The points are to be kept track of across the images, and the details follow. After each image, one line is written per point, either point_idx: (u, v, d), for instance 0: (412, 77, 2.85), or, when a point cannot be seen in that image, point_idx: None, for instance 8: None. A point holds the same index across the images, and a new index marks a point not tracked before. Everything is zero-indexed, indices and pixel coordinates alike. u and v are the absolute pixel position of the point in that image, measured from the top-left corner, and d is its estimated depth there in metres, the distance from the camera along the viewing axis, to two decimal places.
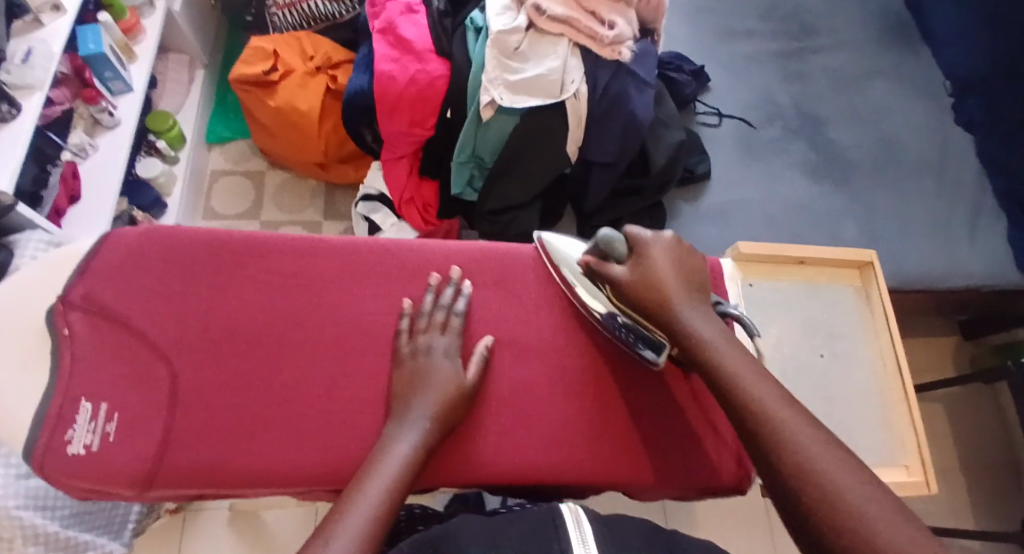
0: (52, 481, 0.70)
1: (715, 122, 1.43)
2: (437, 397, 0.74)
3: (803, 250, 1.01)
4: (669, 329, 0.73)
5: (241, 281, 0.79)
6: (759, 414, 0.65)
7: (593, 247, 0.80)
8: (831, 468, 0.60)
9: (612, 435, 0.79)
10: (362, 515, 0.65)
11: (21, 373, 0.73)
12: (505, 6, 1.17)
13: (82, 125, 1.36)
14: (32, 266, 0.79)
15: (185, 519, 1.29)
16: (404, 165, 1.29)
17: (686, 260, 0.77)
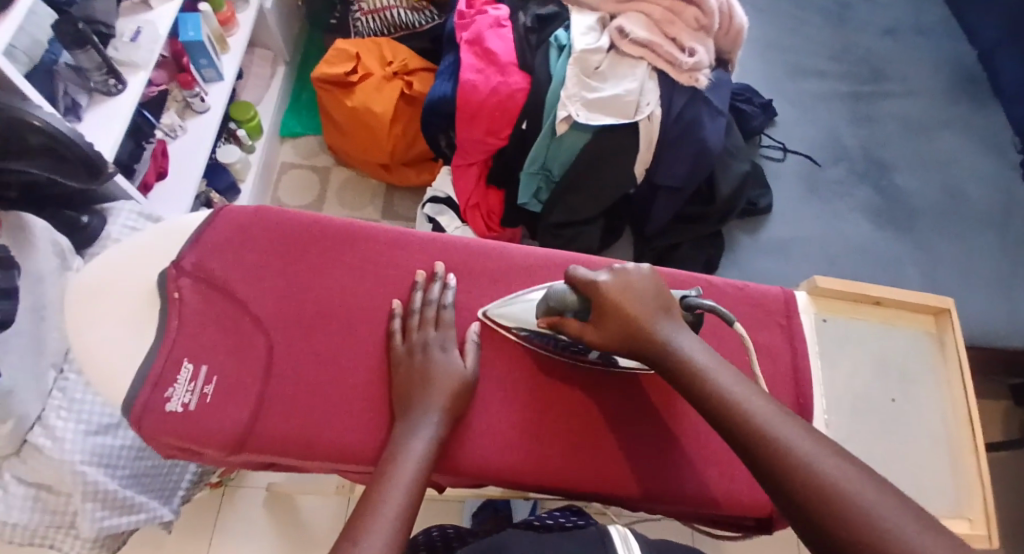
0: (148, 436, 0.71)
1: (779, 156, 1.43)
2: (443, 396, 0.72)
3: (879, 290, 1.01)
4: (648, 359, 0.69)
5: (329, 265, 0.80)
6: (780, 450, 0.59)
7: (545, 304, 0.74)
8: (854, 480, 0.56)
9: (630, 445, 0.76)
10: (388, 527, 0.63)
11: (135, 331, 0.74)
12: (589, 27, 1.21)
13: (174, 107, 1.43)
14: (148, 233, 0.81)
15: (224, 495, 1.33)
16: (473, 171, 1.33)
17: (644, 283, 0.72)
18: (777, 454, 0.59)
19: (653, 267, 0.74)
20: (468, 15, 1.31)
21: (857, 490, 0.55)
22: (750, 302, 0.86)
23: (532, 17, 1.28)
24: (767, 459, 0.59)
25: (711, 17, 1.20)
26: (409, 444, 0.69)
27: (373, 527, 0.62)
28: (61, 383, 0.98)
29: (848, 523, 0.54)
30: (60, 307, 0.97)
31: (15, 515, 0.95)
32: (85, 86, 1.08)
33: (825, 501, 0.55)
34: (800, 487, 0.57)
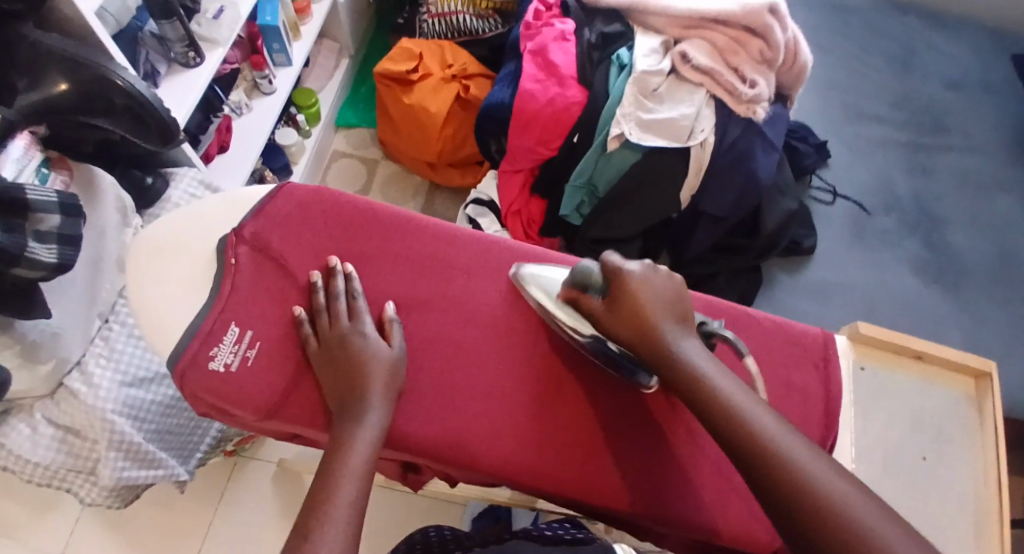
0: (191, 390, 0.74)
1: (829, 200, 1.43)
2: (376, 385, 0.72)
3: (923, 344, 1.01)
4: (658, 364, 0.69)
5: (376, 253, 0.82)
6: (791, 471, 0.59)
7: (570, 277, 0.76)
8: (855, 498, 0.57)
9: (622, 461, 0.76)
10: (345, 511, 0.64)
11: (192, 291, 0.78)
12: (652, 49, 1.22)
13: (242, 86, 1.50)
14: (214, 199, 0.84)
15: (235, 466, 1.36)
16: (519, 178, 1.35)
17: (670, 288, 0.73)
18: (786, 475, 0.59)
19: (681, 277, 0.76)
20: (536, 26, 1.33)
21: (872, 521, 0.55)
22: (785, 338, 0.82)
23: (598, 33, 1.29)
24: (773, 478, 0.59)
25: (776, 51, 1.20)
26: (357, 431, 0.69)
27: (332, 512, 0.63)
28: (105, 333, 1.01)
29: (856, 550, 0.54)
30: (117, 260, 1.02)
31: (39, 453, 0.96)
32: (166, 55, 1.14)
33: (839, 529, 0.55)
34: (808, 511, 0.57)
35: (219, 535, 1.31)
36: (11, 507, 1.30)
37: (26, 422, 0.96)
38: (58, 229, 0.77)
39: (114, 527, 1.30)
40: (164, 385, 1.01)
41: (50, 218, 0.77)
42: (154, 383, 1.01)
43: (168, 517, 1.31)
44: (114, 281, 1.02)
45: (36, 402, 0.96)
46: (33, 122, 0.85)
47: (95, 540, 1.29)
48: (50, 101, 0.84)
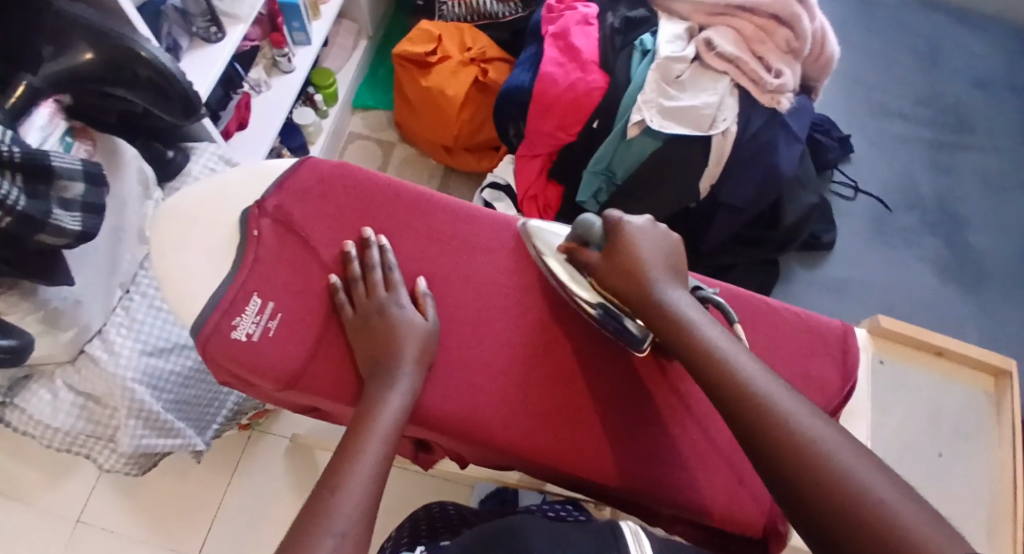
0: (212, 359, 0.74)
1: (850, 195, 1.47)
2: (409, 354, 0.72)
3: (944, 342, 1.16)
4: (643, 311, 0.69)
5: (398, 229, 0.82)
6: (767, 412, 0.56)
7: (571, 232, 0.78)
8: (869, 474, 0.51)
9: (642, 443, 0.75)
10: (366, 475, 0.64)
11: (214, 262, 0.78)
12: (675, 35, 1.20)
13: (262, 63, 1.50)
14: (237, 171, 0.85)
15: (249, 438, 1.38)
16: (537, 164, 1.34)
17: (664, 243, 0.73)
18: (764, 419, 0.56)
19: (679, 238, 0.75)
20: (558, 9, 1.32)
21: (852, 467, 0.51)
22: (807, 329, 0.81)
23: (621, 18, 1.27)
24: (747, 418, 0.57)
25: (803, 41, 1.18)
26: (386, 397, 0.69)
27: (354, 473, 0.64)
28: (125, 303, 1.02)
29: (830, 491, 0.51)
30: (136, 232, 1.03)
31: (60, 419, 0.97)
32: (188, 30, 1.14)
33: (810, 469, 0.52)
34: (781, 452, 0.54)
35: (231, 506, 1.33)
36: (26, 473, 1.32)
37: (47, 388, 0.97)
38: (82, 198, 0.78)
39: (125, 498, 1.32)
40: (183, 356, 1.03)
41: (74, 186, 0.77)
42: (174, 353, 1.02)
43: (180, 487, 1.33)
44: (135, 254, 1.03)
45: (57, 369, 0.98)
46: (57, 91, 0.84)
47: (109, 507, 1.31)
48: (75, 70, 0.83)
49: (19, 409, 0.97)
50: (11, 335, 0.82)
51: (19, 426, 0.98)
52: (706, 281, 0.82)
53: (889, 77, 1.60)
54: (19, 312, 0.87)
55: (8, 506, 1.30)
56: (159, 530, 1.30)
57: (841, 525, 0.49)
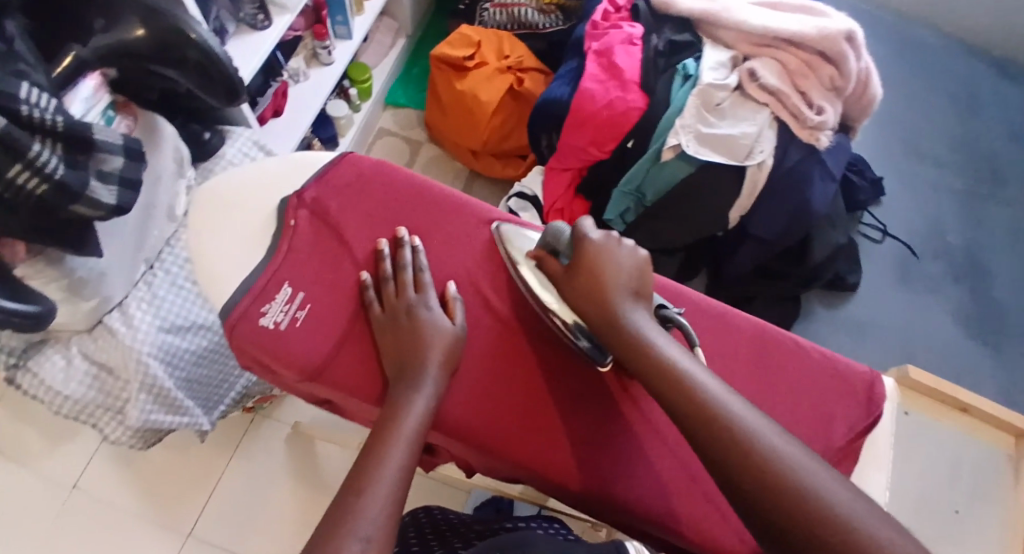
0: (238, 343, 0.74)
1: (878, 238, 1.46)
2: (435, 358, 0.71)
3: (969, 398, 1.17)
4: (611, 326, 0.69)
5: (433, 232, 0.81)
6: (735, 434, 0.58)
7: (542, 238, 0.78)
8: (830, 487, 0.55)
9: (661, 470, 0.74)
10: (389, 480, 0.63)
11: (248, 246, 0.78)
12: (719, 63, 1.19)
13: (302, 54, 1.51)
14: (276, 159, 0.85)
15: (252, 422, 1.38)
16: (567, 177, 1.34)
17: (633, 259, 0.74)
18: (734, 444, 0.58)
19: (648, 255, 0.75)
20: (603, 27, 1.30)
21: (818, 482, 0.55)
22: (832, 372, 0.80)
23: (666, 41, 1.26)
24: (713, 441, 0.59)
25: (848, 80, 1.17)
26: (412, 400, 0.69)
27: (381, 476, 0.63)
28: (148, 278, 1.02)
29: (793, 508, 0.54)
30: (166, 209, 1.02)
31: (72, 387, 0.96)
32: (235, 15, 1.15)
33: (780, 493, 0.55)
34: (749, 477, 0.56)
35: (227, 489, 1.33)
36: (27, 433, 1.33)
37: (61, 354, 0.96)
38: (120, 172, 0.78)
39: (124, 471, 1.32)
40: (201, 335, 1.03)
41: (113, 160, 0.77)
42: (192, 331, 1.02)
43: (178, 463, 1.33)
44: (162, 230, 1.03)
45: (73, 336, 0.97)
46: (104, 65, 0.84)
47: (106, 475, 1.32)
48: (125, 45, 0.82)
49: (30, 373, 0.95)
50: (31, 302, 0.80)
51: (29, 389, 0.96)
52: (736, 314, 0.81)
53: (927, 121, 1.58)
54: (43, 278, 0.87)
55: (6, 465, 1.31)
56: (153, 504, 1.30)
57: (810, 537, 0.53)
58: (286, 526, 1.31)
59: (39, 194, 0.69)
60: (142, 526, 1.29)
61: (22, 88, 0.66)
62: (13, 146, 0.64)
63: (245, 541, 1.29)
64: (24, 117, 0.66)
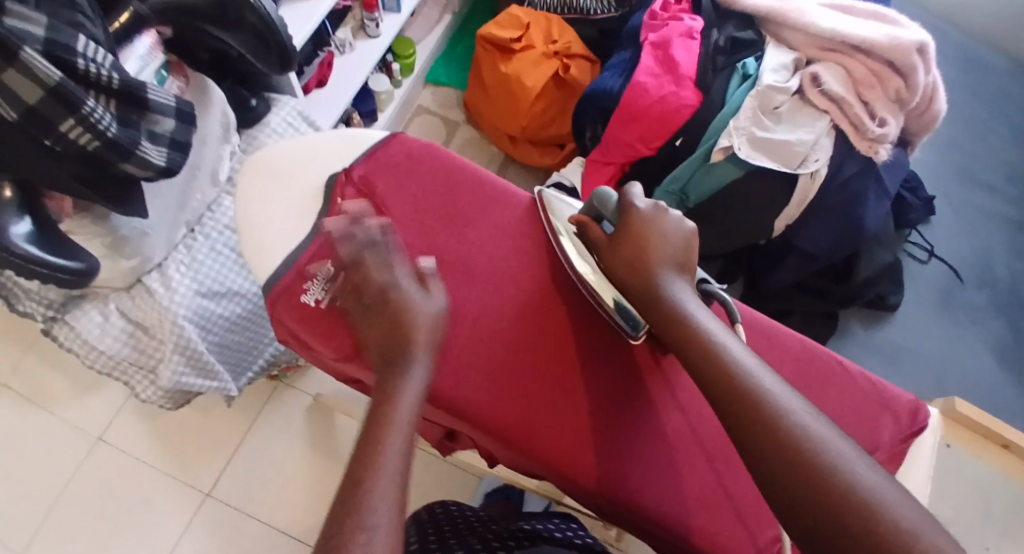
0: (277, 318, 0.74)
1: (924, 259, 1.42)
2: (416, 335, 0.68)
3: (1013, 437, 1.08)
4: (652, 299, 0.68)
5: (476, 219, 0.79)
6: (771, 413, 0.57)
7: (588, 204, 0.77)
8: (864, 473, 0.54)
9: (690, 485, 0.70)
10: (397, 464, 0.61)
11: (294, 220, 0.77)
12: (781, 64, 1.14)
13: (350, 24, 1.49)
14: (326, 133, 0.84)
15: (275, 389, 1.39)
16: (608, 171, 1.31)
17: (682, 234, 0.72)
18: (763, 424, 0.57)
19: (695, 229, 0.73)
20: (662, 18, 1.27)
21: (851, 466, 0.54)
22: (875, 399, 0.77)
23: (727, 37, 1.22)
24: (738, 418, 0.58)
25: (914, 93, 1.13)
26: (405, 381, 0.65)
27: (385, 460, 0.60)
28: (188, 242, 1.01)
29: (822, 491, 0.53)
30: (211, 173, 1.01)
31: (107, 342, 0.96)
32: None
33: (805, 472, 0.54)
34: (774, 456, 0.55)
35: (242, 455, 1.33)
36: (54, 380, 1.35)
37: (99, 310, 0.96)
38: (170, 135, 0.77)
39: (143, 427, 1.34)
40: (235, 303, 1.02)
41: (165, 121, 0.77)
42: (228, 297, 1.02)
43: (200, 423, 1.35)
44: (205, 194, 1.02)
45: (112, 293, 0.97)
46: (160, 22, 0.83)
47: (128, 427, 1.33)
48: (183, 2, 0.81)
49: (67, 326, 0.96)
50: (78, 258, 0.80)
51: (66, 342, 0.98)
52: (783, 330, 0.79)
53: (985, 143, 1.53)
54: (88, 234, 0.88)
55: (31, 408, 1.33)
56: (171, 462, 1.32)
57: (840, 522, 0.52)
58: (300, 497, 1.31)
59: (90, 149, 0.69)
60: (157, 484, 1.30)
61: (78, 41, 0.65)
62: (68, 98, 0.64)
63: (259, 508, 1.30)
64: (80, 70, 0.65)
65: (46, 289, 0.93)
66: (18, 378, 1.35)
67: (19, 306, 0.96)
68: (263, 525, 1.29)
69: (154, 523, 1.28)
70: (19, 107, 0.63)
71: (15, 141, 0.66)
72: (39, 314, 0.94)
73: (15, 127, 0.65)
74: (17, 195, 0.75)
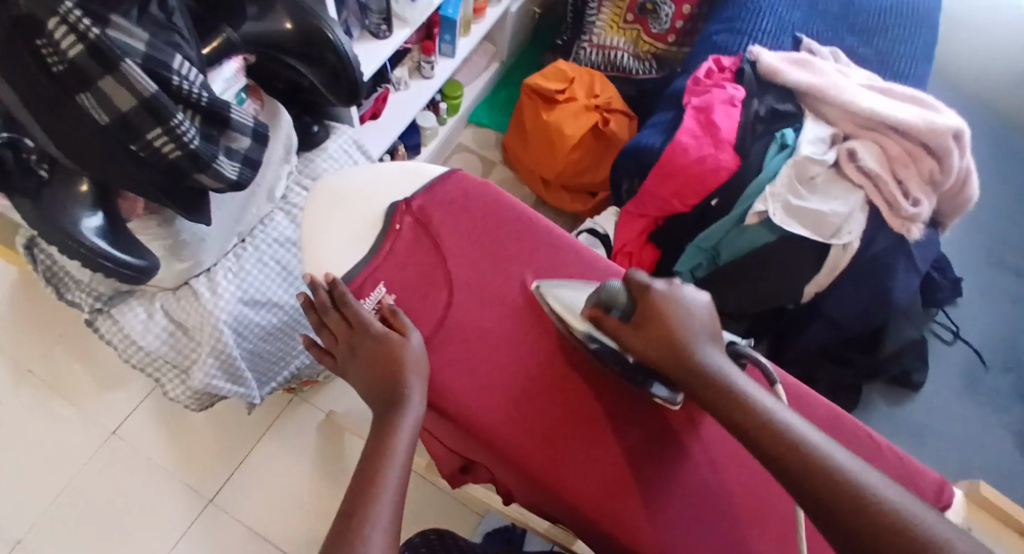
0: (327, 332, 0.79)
1: (949, 339, 1.43)
2: (394, 376, 0.73)
3: None
4: (689, 379, 0.67)
5: (523, 258, 0.83)
6: (832, 473, 0.57)
7: (595, 296, 0.74)
8: (931, 520, 0.54)
9: (709, 538, 0.71)
10: (391, 496, 0.65)
11: (354, 243, 0.83)
12: (818, 137, 1.19)
13: (407, 64, 1.55)
14: (389, 165, 0.89)
15: (290, 402, 1.42)
16: (640, 224, 1.34)
17: (701, 311, 0.72)
18: (821, 469, 0.58)
19: (708, 299, 0.74)
20: (705, 84, 1.31)
21: (922, 516, 0.54)
22: (901, 475, 0.78)
23: (768, 108, 1.26)
24: (793, 465, 0.59)
25: (947, 175, 1.16)
26: (398, 419, 0.70)
27: (382, 494, 0.64)
28: (238, 251, 1.05)
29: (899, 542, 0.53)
30: (268, 190, 1.06)
31: (148, 339, 1.00)
32: (361, 22, 1.21)
33: (875, 524, 0.54)
34: (844, 502, 0.55)
35: (253, 465, 1.36)
36: (84, 374, 1.39)
37: (144, 308, 1.00)
38: (245, 152, 0.83)
39: (163, 429, 1.37)
40: (273, 313, 1.06)
41: (241, 140, 0.83)
42: (267, 306, 1.06)
43: (221, 430, 1.38)
44: (259, 209, 1.06)
45: (159, 292, 1.01)
46: (249, 51, 0.90)
47: (149, 426, 1.37)
48: (271, 35, 0.88)
49: (112, 319, 1.00)
50: (140, 256, 0.84)
51: (107, 334, 1.01)
52: (815, 399, 0.81)
53: (1013, 230, 1.56)
54: (150, 234, 0.95)
55: (59, 398, 1.37)
56: (187, 465, 1.34)
57: None
58: (305, 512, 1.33)
59: (171, 158, 0.74)
60: (172, 484, 1.33)
61: (174, 59, 0.71)
62: (159, 110, 0.69)
63: (264, 519, 1.32)
64: (173, 86, 0.71)
65: (96, 281, 0.98)
66: (49, 368, 1.39)
67: (67, 295, 1.01)
68: (265, 541, 1.30)
69: (163, 524, 1.30)
70: (111, 113, 0.68)
71: (104, 144, 0.72)
72: (88, 304, 0.99)
73: (106, 131, 0.70)
74: (93, 192, 0.81)
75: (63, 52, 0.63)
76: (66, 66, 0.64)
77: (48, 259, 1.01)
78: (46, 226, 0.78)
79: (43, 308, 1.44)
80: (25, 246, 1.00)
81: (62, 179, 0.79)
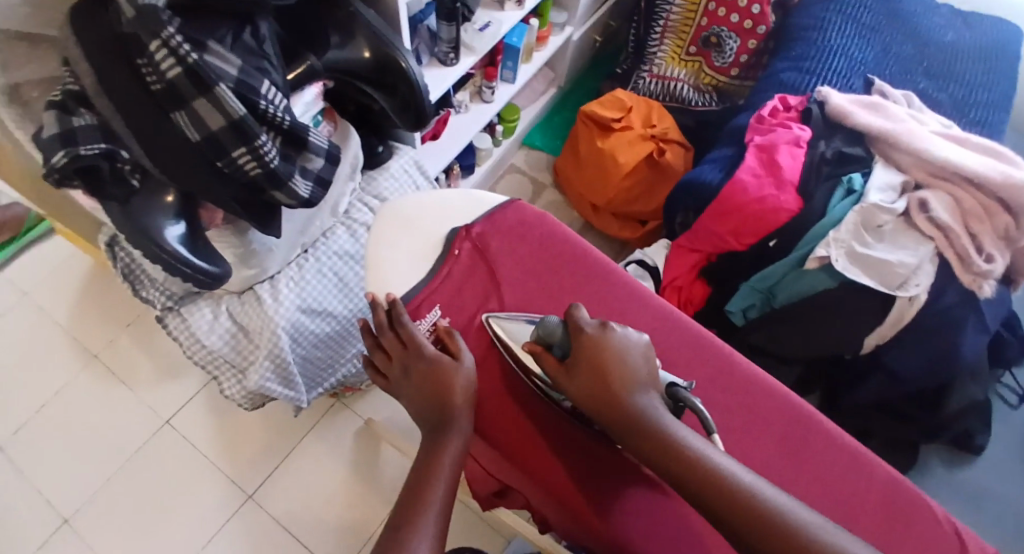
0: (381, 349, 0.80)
1: (1015, 402, 1.38)
2: (445, 400, 0.73)
3: None
4: (622, 423, 0.69)
5: (577, 291, 0.83)
6: (772, 521, 0.62)
7: (535, 331, 0.75)
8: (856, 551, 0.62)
9: None
10: (434, 518, 0.65)
11: (414, 264, 0.84)
12: (886, 185, 1.16)
13: (469, 88, 1.57)
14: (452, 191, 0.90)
15: (331, 406, 1.43)
16: (693, 258, 1.33)
17: (637, 350, 0.73)
18: (765, 515, 0.63)
19: (643, 338, 0.74)
20: (768, 123, 1.28)
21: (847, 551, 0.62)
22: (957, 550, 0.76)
23: (834, 149, 1.24)
24: (736, 511, 0.63)
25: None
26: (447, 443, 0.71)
27: (427, 517, 0.65)
28: (300, 261, 1.07)
29: None
30: (332, 205, 1.09)
31: (212, 338, 1.02)
32: (430, 49, 1.24)
33: None
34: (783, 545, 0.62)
35: (289, 469, 1.36)
36: (139, 365, 1.43)
37: (211, 309, 1.03)
38: (318, 172, 0.85)
39: (208, 427, 1.39)
40: (327, 322, 1.08)
41: (316, 161, 0.85)
42: (322, 316, 1.08)
43: (264, 434, 1.39)
44: (323, 223, 1.08)
45: (225, 295, 1.04)
46: (328, 77, 0.92)
47: (197, 418, 1.39)
48: (350, 63, 0.91)
49: (180, 317, 1.03)
50: (216, 264, 0.86)
51: (174, 331, 1.03)
52: (874, 461, 0.79)
53: None
54: (225, 242, 0.98)
55: (114, 386, 1.41)
56: (230, 465, 1.36)
57: None
58: (337, 521, 1.33)
59: (251, 175, 0.77)
60: (212, 483, 1.34)
61: (263, 84, 0.73)
62: (246, 130, 0.71)
63: (299, 525, 1.32)
64: (260, 109, 0.73)
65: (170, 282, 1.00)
66: (106, 357, 1.43)
67: (142, 292, 1.03)
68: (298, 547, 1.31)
69: (201, 521, 1.31)
70: (202, 130, 0.71)
71: (192, 161, 0.74)
72: (159, 302, 1.02)
73: (197, 149, 0.73)
74: (177, 202, 0.83)
75: (162, 72, 0.67)
76: (164, 84, 0.68)
77: (127, 256, 1.03)
78: (131, 230, 0.81)
79: (105, 298, 1.48)
80: (107, 243, 1.02)
81: (153, 188, 0.82)
